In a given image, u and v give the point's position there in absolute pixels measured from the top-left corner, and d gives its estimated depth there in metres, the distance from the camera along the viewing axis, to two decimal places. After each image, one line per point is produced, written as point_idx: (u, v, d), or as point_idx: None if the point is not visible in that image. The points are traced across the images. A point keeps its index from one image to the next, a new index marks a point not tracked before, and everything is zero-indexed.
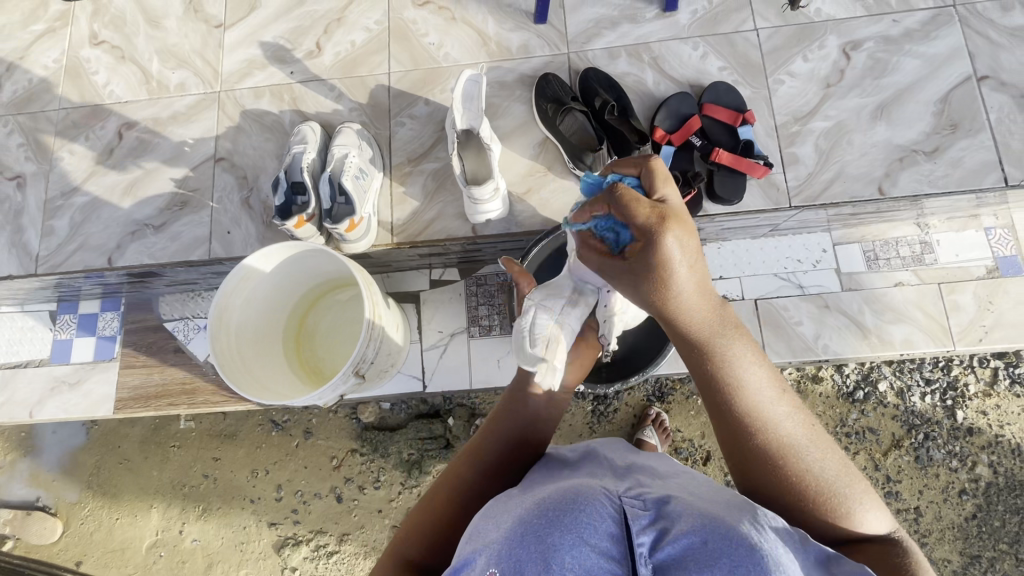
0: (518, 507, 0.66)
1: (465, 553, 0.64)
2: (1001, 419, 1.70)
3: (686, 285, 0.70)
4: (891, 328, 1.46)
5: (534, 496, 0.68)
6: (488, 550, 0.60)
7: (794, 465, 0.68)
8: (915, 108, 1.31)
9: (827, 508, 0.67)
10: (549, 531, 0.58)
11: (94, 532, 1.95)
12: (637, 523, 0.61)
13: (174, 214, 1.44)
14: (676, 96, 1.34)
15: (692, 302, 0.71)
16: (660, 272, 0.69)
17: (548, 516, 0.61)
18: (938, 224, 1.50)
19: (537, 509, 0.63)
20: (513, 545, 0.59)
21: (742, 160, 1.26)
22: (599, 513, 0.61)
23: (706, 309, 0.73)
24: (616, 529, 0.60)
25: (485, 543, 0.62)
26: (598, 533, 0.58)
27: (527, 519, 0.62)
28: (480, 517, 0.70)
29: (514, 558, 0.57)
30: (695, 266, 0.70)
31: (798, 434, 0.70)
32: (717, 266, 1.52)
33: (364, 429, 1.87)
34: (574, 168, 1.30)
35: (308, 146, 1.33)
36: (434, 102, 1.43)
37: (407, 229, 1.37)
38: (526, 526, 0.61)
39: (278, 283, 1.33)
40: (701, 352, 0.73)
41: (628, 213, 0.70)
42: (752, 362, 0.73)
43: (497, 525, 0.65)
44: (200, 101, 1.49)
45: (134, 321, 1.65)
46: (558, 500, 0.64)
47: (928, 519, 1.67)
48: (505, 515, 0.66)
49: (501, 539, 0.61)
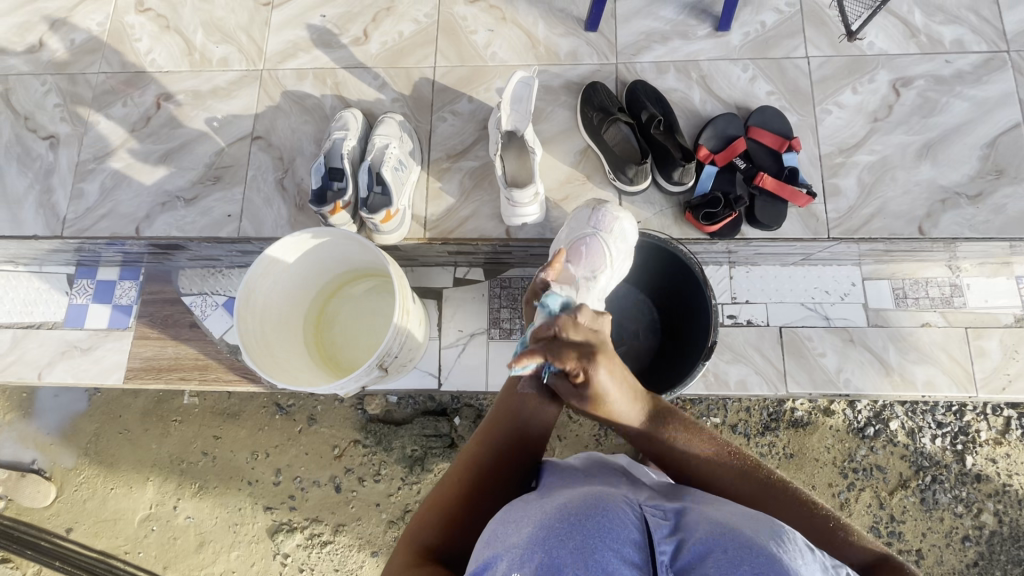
0: (539, 509, 0.65)
1: (483, 556, 0.62)
2: (1010, 468, 1.69)
3: (620, 400, 0.77)
4: (913, 368, 1.45)
5: (554, 501, 0.67)
6: (511, 551, 0.58)
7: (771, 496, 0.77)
8: (961, 150, 1.30)
9: (822, 531, 0.74)
10: (574, 536, 0.57)
11: (87, 500, 1.93)
12: (659, 532, 0.60)
13: (206, 188, 1.42)
14: (723, 116, 1.33)
15: (629, 411, 0.80)
16: (601, 398, 0.75)
17: (571, 520, 0.60)
18: (969, 268, 1.49)
19: (559, 513, 0.62)
20: (538, 548, 0.57)
21: (785, 187, 1.25)
22: (623, 520, 0.60)
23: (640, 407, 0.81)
24: (639, 537, 0.59)
25: (506, 545, 0.60)
26: (623, 541, 0.57)
27: (551, 522, 0.60)
28: (498, 520, 0.68)
29: (539, 562, 0.55)
30: (624, 380, 0.77)
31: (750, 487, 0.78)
32: (744, 290, 1.51)
33: (368, 421, 1.86)
34: (615, 179, 1.29)
35: (350, 133, 1.32)
36: (477, 100, 1.42)
37: (440, 225, 1.36)
38: (550, 528, 0.59)
39: (307, 267, 1.32)
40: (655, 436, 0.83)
41: (557, 358, 0.70)
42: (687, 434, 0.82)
43: (517, 528, 0.63)
44: (242, 77, 1.48)
45: (152, 291, 1.63)
46: (580, 504, 0.63)
47: (929, 562, 1.66)
48: (525, 518, 0.64)
49: (524, 540, 0.59)
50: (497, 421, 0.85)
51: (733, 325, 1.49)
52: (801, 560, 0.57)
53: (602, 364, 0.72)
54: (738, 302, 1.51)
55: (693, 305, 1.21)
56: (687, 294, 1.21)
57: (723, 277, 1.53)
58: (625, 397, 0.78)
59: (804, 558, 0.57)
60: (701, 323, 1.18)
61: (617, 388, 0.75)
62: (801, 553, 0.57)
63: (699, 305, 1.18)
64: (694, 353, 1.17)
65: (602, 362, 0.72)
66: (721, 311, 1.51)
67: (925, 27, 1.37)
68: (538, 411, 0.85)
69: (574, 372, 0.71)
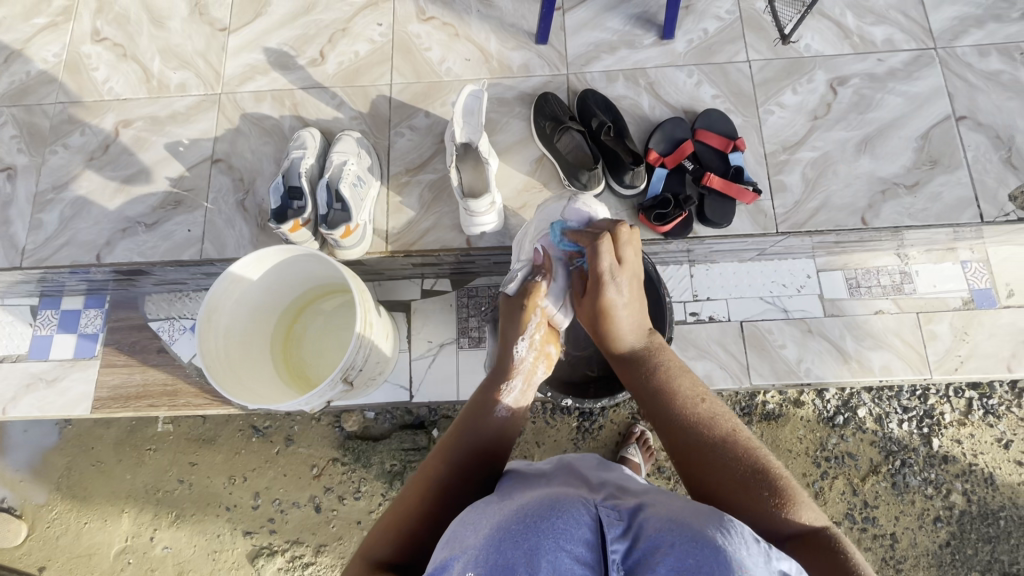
0: (498, 512, 0.65)
1: (440, 558, 0.61)
2: (975, 448, 1.74)
3: (625, 320, 0.97)
4: (871, 355, 1.50)
5: (513, 503, 0.67)
6: (466, 553, 0.58)
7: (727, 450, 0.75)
8: (897, 143, 1.36)
9: (765, 492, 0.69)
10: (526, 536, 0.57)
11: (60, 536, 1.89)
12: (612, 530, 0.60)
13: (168, 212, 1.43)
14: (670, 120, 1.38)
15: (628, 331, 0.96)
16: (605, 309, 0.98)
17: (525, 521, 0.60)
18: (917, 256, 1.55)
19: (514, 517, 0.61)
20: (490, 549, 0.57)
21: (731, 185, 1.29)
22: (574, 519, 0.60)
23: (637, 336, 0.97)
24: (591, 533, 0.58)
25: (463, 547, 0.60)
26: (573, 539, 0.56)
27: (506, 524, 0.60)
28: (458, 521, 0.69)
29: (489, 562, 0.55)
30: (635, 314, 0.98)
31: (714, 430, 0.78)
32: (705, 287, 1.55)
33: (347, 438, 1.85)
34: (570, 185, 1.33)
35: (308, 152, 1.34)
36: (434, 114, 1.45)
37: (401, 238, 1.38)
38: (503, 531, 0.59)
39: (271, 284, 1.33)
40: (640, 365, 0.92)
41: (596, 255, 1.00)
42: (680, 373, 0.89)
43: (475, 529, 0.63)
44: (200, 102, 1.50)
45: (118, 319, 1.62)
46: (536, 506, 0.63)
47: (903, 545, 1.70)
48: (484, 520, 0.65)
49: (478, 543, 0.59)
50: (458, 436, 0.86)
51: (696, 322, 1.53)
52: (753, 558, 0.56)
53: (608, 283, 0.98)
54: (699, 300, 1.54)
55: (647, 304, 1.24)
56: None
57: (684, 276, 1.57)
58: (631, 322, 0.97)
59: (755, 553, 0.57)
60: (656, 321, 1.21)
61: (621, 309, 0.97)
62: (750, 547, 0.58)
63: (653, 304, 1.21)
64: None
65: (620, 272, 0.99)
66: (684, 309, 1.54)
67: (857, 28, 1.44)
68: (503, 426, 0.90)
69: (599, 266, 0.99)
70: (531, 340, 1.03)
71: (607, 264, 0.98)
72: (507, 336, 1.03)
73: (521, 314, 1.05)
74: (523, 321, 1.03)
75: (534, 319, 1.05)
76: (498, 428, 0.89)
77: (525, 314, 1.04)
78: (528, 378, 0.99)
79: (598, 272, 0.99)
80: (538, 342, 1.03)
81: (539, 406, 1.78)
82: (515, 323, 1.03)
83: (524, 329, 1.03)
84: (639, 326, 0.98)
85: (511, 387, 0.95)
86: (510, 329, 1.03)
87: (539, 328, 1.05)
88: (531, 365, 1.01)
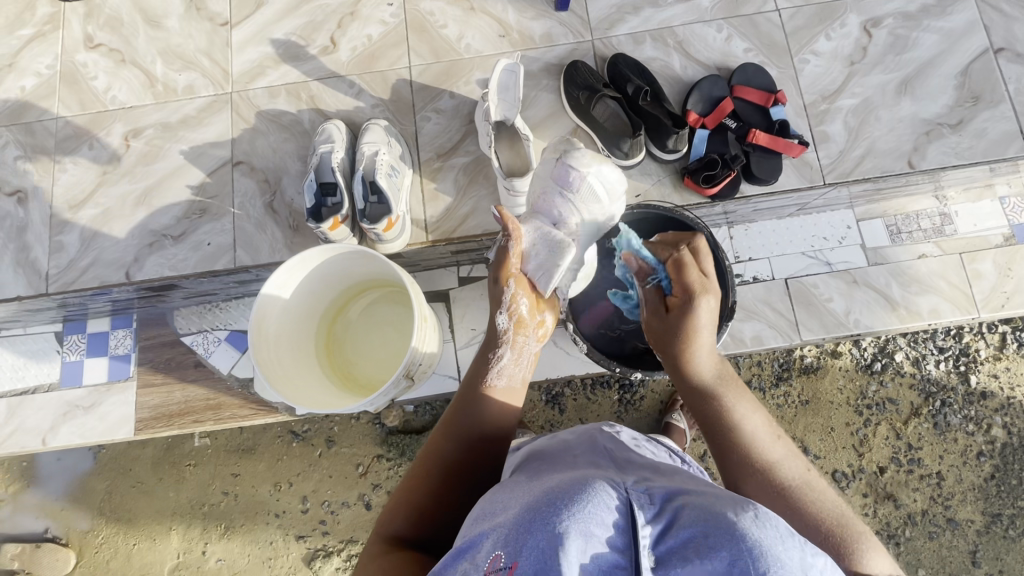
0: (529, 492, 0.63)
1: (469, 534, 0.60)
2: (1012, 381, 1.76)
3: (704, 347, 0.88)
4: (917, 299, 1.49)
5: (540, 485, 0.65)
6: (495, 530, 0.56)
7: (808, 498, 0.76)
8: (937, 82, 1.33)
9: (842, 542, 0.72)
10: (553, 515, 0.54)
11: (111, 560, 1.87)
12: (644, 513, 0.56)
13: (194, 222, 1.37)
14: (708, 79, 1.33)
15: (703, 362, 0.88)
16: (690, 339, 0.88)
17: (554, 501, 0.57)
18: (955, 196, 1.53)
19: (544, 497, 0.59)
20: (520, 527, 0.54)
21: (778, 139, 1.25)
22: (604, 500, 0.56)
23: (713, 367, 0.88)
24: (622, 519, 0.55)
25: (492, 524, 0.58)
26: (603, 521, 0.53)
27: (534, 504, 0.58)
28: (488, 499, 0.67)
29: (518, 538, 0.53)
30: (712, 339, 0.89)
31: (796, 471, 0.79)
32: (746, 248, 1.53)
33: (389, 434, 1.84)
34: (610, 155, 1.29)
35: (336, 145, 1.28)
36: (458, 95, 1.39)
37: (442, 225, 1.33)
38: (533, 511, 0.56)
39: (312, 286, 1.29)
40: (720, 402, 0.85)
41: (681, 270, 0.91)
42: (755, 413, 0.85)
43: (503, 508, 0.61)
44: (211, 103, 1.42)
45: (150, 336, 1.58)
46: (565, 488, 0.60)
47: (949, 483, 1.73)
48: (512, 501, 0.62)
49: (508, 521, 0.57)
50: (457, 412, 0.87)
51: (740, 284, 1.51)
52: (784, 550, 0.51)
53: (702, 303, 0.89)
54: (742, 261, 1.53)
55: None
56: None
57: (724, 238, 1.55)
58: (707, 352, 0.89)
59: (785, 545, 0.51)
60: (714, 283, 1.20)
61: (704, 335, 0.88)
62: (783, 539, 0.53)
63: (713, 268, 1.19)
64: (715, 316, 1.18)
65: (710, 302, 0.89)
66: None
67: None
68: (497, 410, 0.88)
69: (690, 284, 0.89)
70: (513, 309, 0.97)
71: (707, 282, 0.90)
72: (490, 310, 0.98)
73: (496, 287, 0.98)
74: (502, 291, 0.97)
75: (510, 288, 0.97)
76: (494, 411, 0.87)
77: (499, 285, 0.97)
78: (516, 346, 0.95)
79: (695, 286, 0.89)
80: (519, 309, 0.96)
81: (579, 382, 1.77)
82: (493, 296, 0.97)
83: (503, 301, 0.96)
84: (714, 356, 0.90)
85: (499, 358, 0.92)
86: (491, 302, 0.98)
87: (518, 296, 0.97)
88: (518, 337, 0.95)
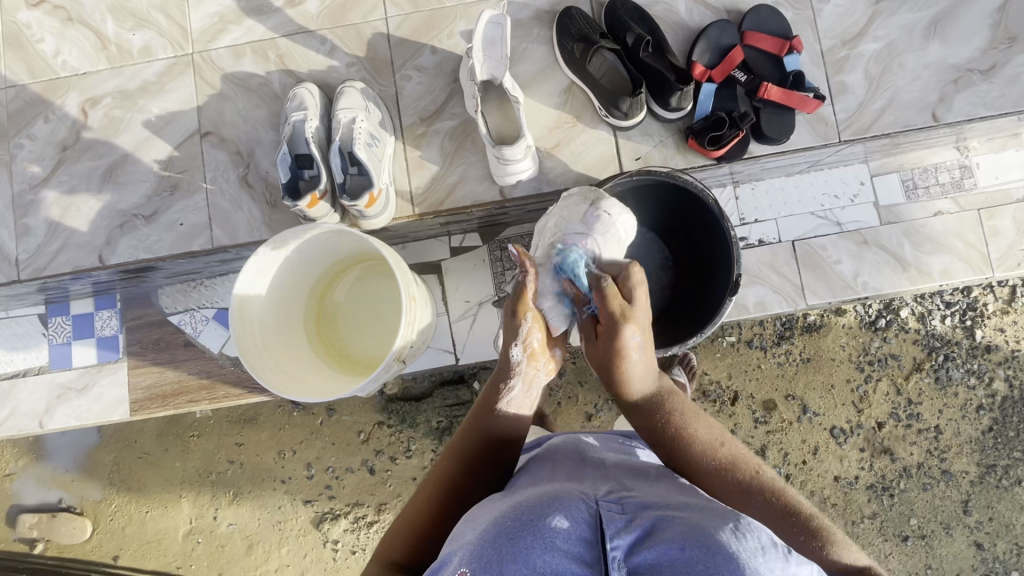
0: (500, 507, 0.64)
1: (441, 555, 0.61)
2: (1018, 335, 1.72)
3: (639, 366, 0.90)
4: (930, 259, 1.42)
5: (509, 500, 0.66)
6: (463, 548, 0.58)
7: (754, 495, 0.77)
8: (971, 21, 1.20)
9: (800, 534, 0.73)
10: (521, 532, 0.56)
11: (126, 527, 1.93)
12: (613, 527, 0.58)
13: (164, 200, 1.28)
14: (715, 25, 1.19)
15: (639, 379, 0.90)
16: (621, 365, 0.88)
17: (522, 516, 0.58)
18: (977, 146, 1.43)
19: (513, 510, 0.61)
20: (486, 544, 0.56)
21: (792, 94, 1.15)
22: (574, 517, 0.58)
23: (648, 384, 0.91)
24: (591, 532, 0.57)
25: (460, 543, 0.60)
26: (572, 537, 0.55)
27: (502, 519, 0.59)
28: (465, 518, 0.69)
29: (485, 556, 0.54)
30: (648, 356, 0.90)
31: (747, 468, 0.81)
32: (751, 208, 1.46)
33: (389, 401, 1.83)
34: (608, 115, 1.18)
35: (309, 113, 1.18)
36: (441, 50, 1.27)
37: (428, 198, 1.25)
38: (500, 525, 0.58)
39: (294, 266, 1.23)
40: (657, 414, 0.88)
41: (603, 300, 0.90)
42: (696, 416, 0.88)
43: (474, 525, 0.63)
44: (171, 66, 1.30)
45: (136, 317, 1.54)
46: (533, 503, 0.62)
47: (947, 436, 1.74)
48: (483, 516, 0.64)
49: (476, 537, 0.58)
50: (468, 432, 0.88)
51: (745, 247, 1.45)
52: (760, 561, 0.54)
53: (630, 325, 0.88)
54: (747, 223, 1.45)
55: (708, 239, 1.15)
56: (696, 225, 1.17)
57: (728, 198, 1.47)
58: (644, 373, 0.90)
59: (762, 556, 0.55)
60: (718, 254, 1.14)
61: (636, 353, 0.88)
62: (758, 549, 0.55)
63: (717, 239, 1.13)
64: (717, 290, 1.13)
65: (638, 320, 0.88)
66: None
67: None
68: (508, 432, 0.89)
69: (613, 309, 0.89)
70: (528, 344, 0.93)
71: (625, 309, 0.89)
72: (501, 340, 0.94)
73: (511, 320, 0.93)
74: (518, 324, 0.92)
75: (527, 322, 0.93)
76: (505, 432, 0.89)
77: (515, 319, 0.93)
78: (527, 379, 0.93)
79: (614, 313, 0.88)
80: (534, 346, 0.93)
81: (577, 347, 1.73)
82: (507, 328, 0.93)
83: (517, 334, 0.92)
84: (652, 369, 0.92)
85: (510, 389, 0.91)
86: (503, 333, 0.93)
87: (534, 332, 0.93)
88: (530, 369, 0.93)
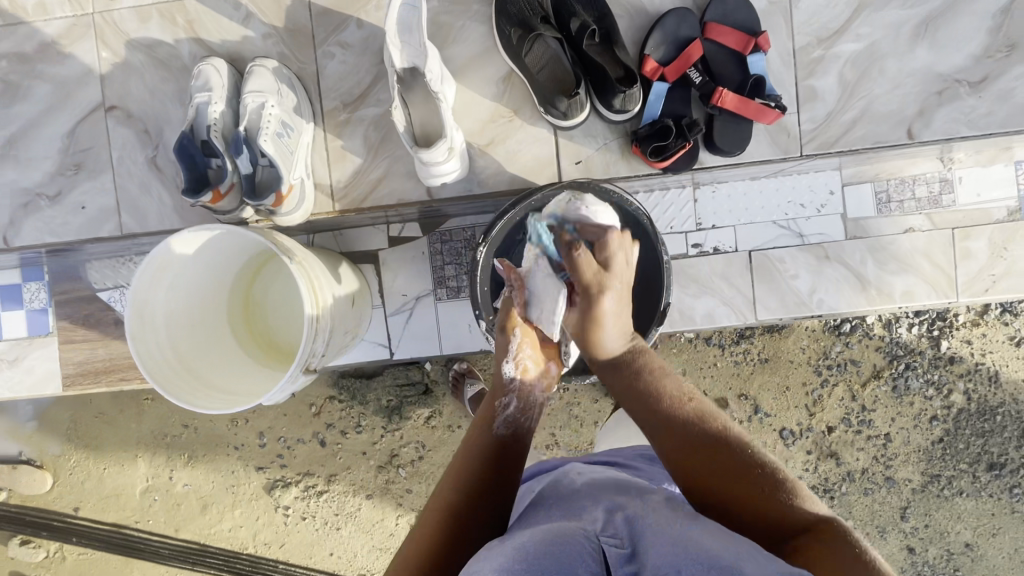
0: (504, 546, 0.62)
1: None
2: (983, 348, 1.52)
3: (613, 326, 0.87)
4: (892, 279, 1.32)
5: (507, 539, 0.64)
6: None
7: (722, 449, 0.72)
8: None
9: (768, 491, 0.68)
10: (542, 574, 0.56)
11: (86, 481, 1.81)
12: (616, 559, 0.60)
13: (70, 179, 1.19)
14: (675, 15, 1.07)
15: (611, 336, 0.87)
16: (596, 323, 0.86)
17: (534, 556, 0.58)
18: (964, 158, 1.28)
19: (519, 550, 0.60)
20: None
21: (749, 102, 1.06)
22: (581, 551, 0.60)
23: (621, 342, 0.88)
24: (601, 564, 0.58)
25: None
26: None
27: (515, 559, 0.58)
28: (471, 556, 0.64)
29: None
30: (621, 316, 0.88)
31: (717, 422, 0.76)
32: (708, 213, 1.32)
33: (342, 374, 1.62)
34: (546, 114, 1.06)
35: (214, 94, 1.07)
36: (367, 24, 1.13)
37: (349, 193, 1.16)
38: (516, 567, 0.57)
39: (204, 261, 1.15)
40: (630, 369, 0.84)
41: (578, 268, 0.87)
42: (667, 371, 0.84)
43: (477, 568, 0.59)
44: (70, 27, 1.17)
45: (64, 291, 1.48)
46: (537, 539, 0.62)
47: (897, 445, 1.56)
48: (486, 557, 0.61)
49: None
50: (469, 452, 0.81)
51: (698, 255, 1.33)
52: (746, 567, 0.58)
53: (607, 292, 0.87)
54: (703, 228, 1.32)
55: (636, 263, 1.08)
56: None
57: (686, 201, 1.32)
58: (618, 333, 0.87)
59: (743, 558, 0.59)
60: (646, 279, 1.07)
61: (610, 318, 0.86)
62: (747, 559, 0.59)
63: (645, 264, 1.06)
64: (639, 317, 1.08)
65: (615, 287, 0.87)
66: (685, 241, 1.33)
67: None
68: (514, 444, 0.83)
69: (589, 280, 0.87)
70: (520, 362, 0.92)
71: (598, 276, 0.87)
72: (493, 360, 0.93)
73: (502, 336, 0.93)
74: (508, 341, 0.92)
75: (516, 338, 0.92)
76: (510, 446, 0.83)
77: (505, 335, 0.93)
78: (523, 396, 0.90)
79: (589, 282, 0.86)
80: (528, 361, 0.92)
81: None
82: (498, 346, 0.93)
83: (510, 351, 0.92)
84: (625, 329, 0.89)
85: (506, 406, 0.87)
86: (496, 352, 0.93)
87: (525, 346, 0.92)
88: (523, 387, 0.91)
